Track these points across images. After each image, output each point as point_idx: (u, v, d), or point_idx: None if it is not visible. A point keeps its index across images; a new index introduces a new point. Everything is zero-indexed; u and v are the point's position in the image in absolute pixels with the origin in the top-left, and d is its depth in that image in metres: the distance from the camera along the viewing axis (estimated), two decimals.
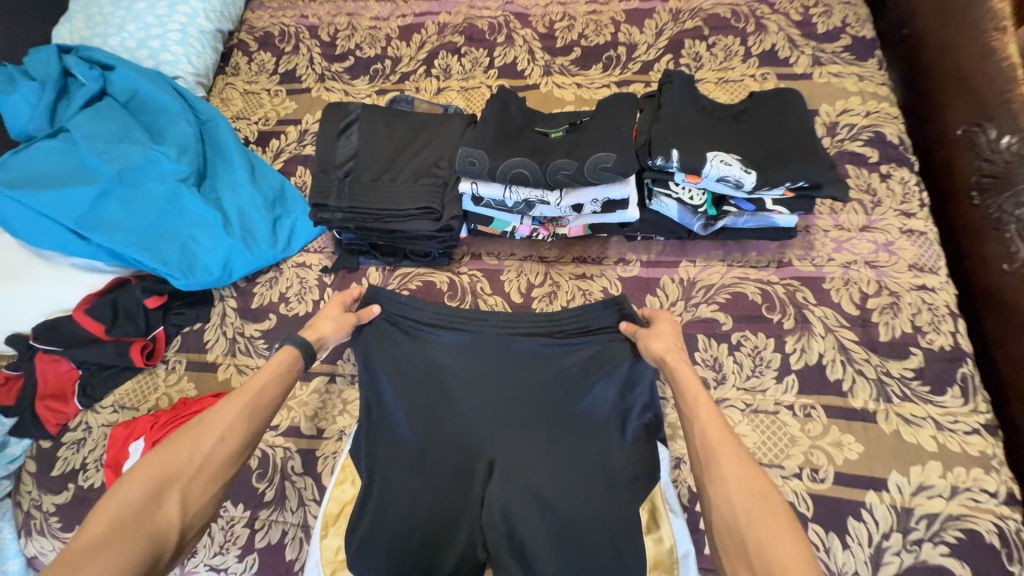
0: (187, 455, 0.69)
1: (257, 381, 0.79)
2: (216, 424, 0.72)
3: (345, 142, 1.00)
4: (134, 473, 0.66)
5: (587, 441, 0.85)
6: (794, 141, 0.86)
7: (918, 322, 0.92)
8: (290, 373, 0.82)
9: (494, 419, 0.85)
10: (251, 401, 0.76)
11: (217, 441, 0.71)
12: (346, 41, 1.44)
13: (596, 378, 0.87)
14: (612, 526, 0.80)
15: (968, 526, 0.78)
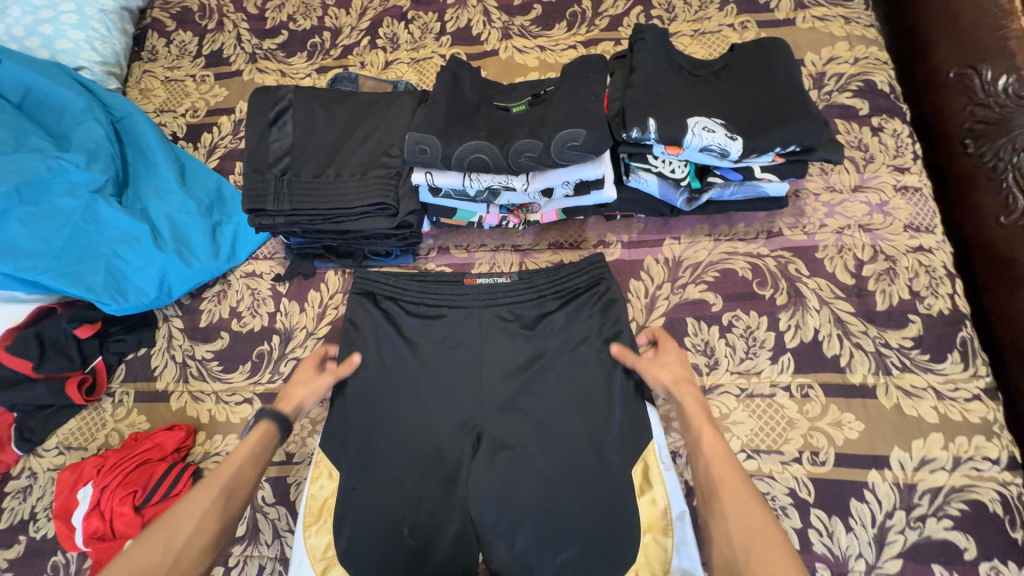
0: (162, 551, 0.65)
1: (228, 462, 0.74)
2: (188, 517, 0.68)
3: (279, 134, 0.88)
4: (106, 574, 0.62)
5: (571, 406, 0.87)
6: (783, 99, 0.76)
7: (916, 287, 0.87)
8: (265, 447, 0.78)
9: (477, 392, 0.88)
10: (224, 488, 0.72)
11: (189, 538, 0.67)
12: (276, 12, 1.27)
13: (574, 344, 0.89)
14: (600, 484, 0.81)
15: (972, 497, 0.76)
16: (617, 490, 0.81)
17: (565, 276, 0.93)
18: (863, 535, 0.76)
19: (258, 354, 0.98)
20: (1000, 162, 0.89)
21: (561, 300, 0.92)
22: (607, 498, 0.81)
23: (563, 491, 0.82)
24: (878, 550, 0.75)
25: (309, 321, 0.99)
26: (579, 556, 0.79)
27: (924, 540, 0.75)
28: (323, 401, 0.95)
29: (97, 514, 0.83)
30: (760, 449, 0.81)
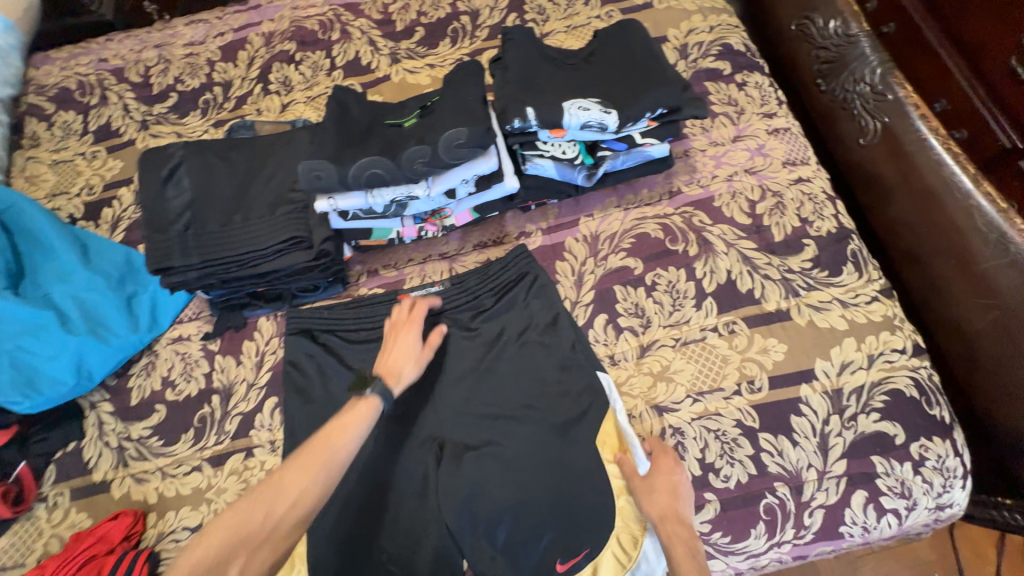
0: (258, 523, 0.62)
1: (333, 433, 0.70)
2: (282, 499, 0.64)
3: (175, 190, 0.86)
4: (206, 537, 0.61)
5: (525, 393, 0.88)
6: (644, 70, 0.84)
7: (804, 214, 0.95)
8: (369, 423, 0.73)
9: (432, 403, 0.89)
10: (321, 465, 0.67)
11: (288, 508, 0.64)
12: (162, 76, 1.26)
13: (513, 332, 0.92)
14: (568, 463, 0.82)
15: (891, 387, 0.84)
16: (585, 465, 0.82)
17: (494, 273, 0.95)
18: (808, 446, 0.81)
19: (199, 419, 0.93)
20: (848, 93, 1.05)
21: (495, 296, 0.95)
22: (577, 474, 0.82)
23: (534, 481, 0.82)
24: (823, 457, 0.81)
25: (247, 372, 0.95)
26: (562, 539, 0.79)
27: (860, 436, 0.81)
28: (276, 450, 0.90)
29: None
30: (703, 390, 0.86)
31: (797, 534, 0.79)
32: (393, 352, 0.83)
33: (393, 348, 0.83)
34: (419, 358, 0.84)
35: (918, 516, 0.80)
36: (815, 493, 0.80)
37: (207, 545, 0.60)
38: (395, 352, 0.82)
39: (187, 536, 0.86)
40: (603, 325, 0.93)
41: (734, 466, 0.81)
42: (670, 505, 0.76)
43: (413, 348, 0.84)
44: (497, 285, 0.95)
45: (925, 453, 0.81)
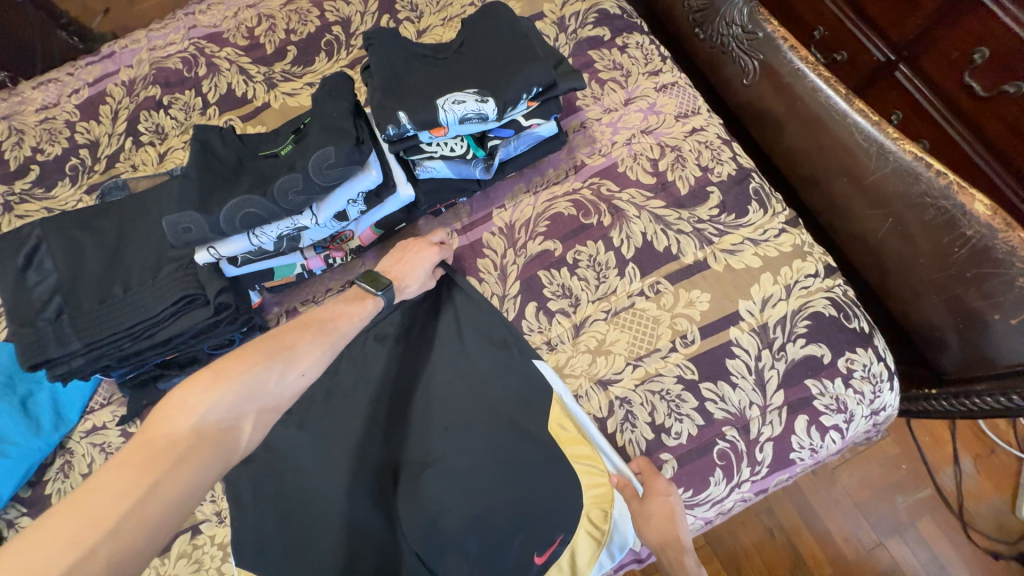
0: (272, 383, 0.62)
1: (338, 318, 0.73)
2: (305, 354, 0.66)
3: (39, 275, 0.78)
4: (213, 382, 0.58)
5: (470, 398, 0.85)
6: (512, 51, 0.82)
7: (703, 162, 0.97)
8: (368, 319, 0.76)
9: (381, 428, 0.86)
10: (335, 339, 0.70)
11: (298, 377, 0.65)
12: (17, 149, 1.14)
13: (448, 339, 0.90)
14: (524, 458, 0.81)
15: (811, 311, 0.87)
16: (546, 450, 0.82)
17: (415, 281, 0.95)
18: (746, 385, 0.84)
19: None
20: (724, 37, 1.07)
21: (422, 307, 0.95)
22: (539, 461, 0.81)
23: (496, 484, 0.79)
24: (761, 392, 0.83)
25: None
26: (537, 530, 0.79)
27: (792, 364, 0.84)
28: (224, 519, 0.85)
29: None
30: (641, 355, 0.87)
31: (753, 471, 0.82)
32: (409, 260, 0.86)
33: (410, 261, 0.86)
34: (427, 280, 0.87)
35: (857, 426, 0.85)
36: (761, 428, 0.82)
37: (214, 393, 0.58)
38: (410, 264, 0.86)
39: None
40: (535, 313, 0.92)
41: (682, 421, 0.83)
42: (671, 531, 0.79)
43: (423, 272, 0.87)
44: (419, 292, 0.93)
45: (852, 365, 0.85)
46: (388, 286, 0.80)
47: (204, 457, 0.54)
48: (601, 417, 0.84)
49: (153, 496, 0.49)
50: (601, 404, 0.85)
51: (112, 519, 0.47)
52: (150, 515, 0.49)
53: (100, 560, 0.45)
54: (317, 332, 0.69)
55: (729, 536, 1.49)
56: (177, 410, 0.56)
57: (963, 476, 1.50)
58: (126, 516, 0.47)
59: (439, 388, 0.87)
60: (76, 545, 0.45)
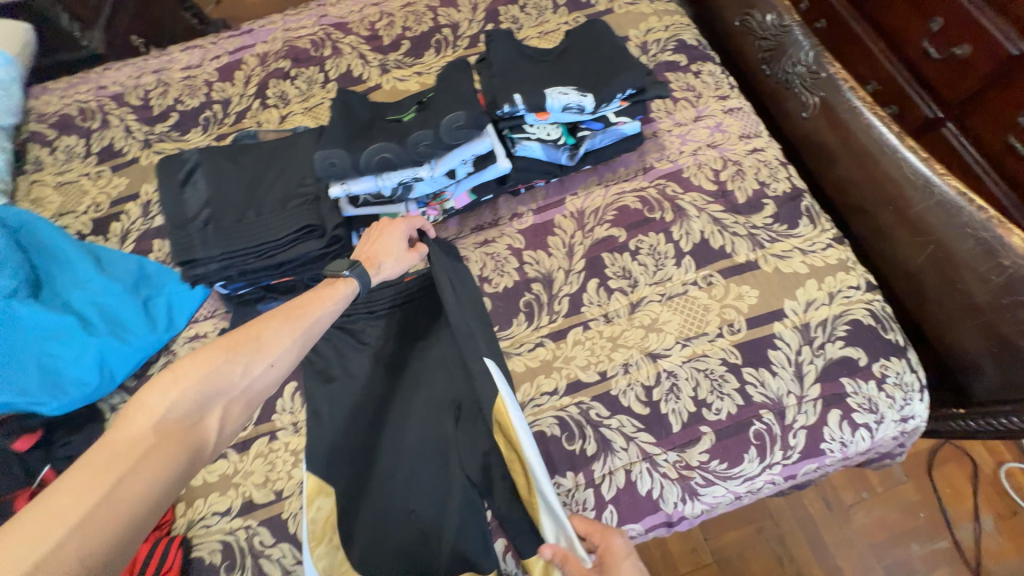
0: (239, 373, 0.62)
1: (308, 305, 0.73)
2: (274, 343, 0.67)
3: (193, 191, 0.93)
4: (173, 379, 0.57)
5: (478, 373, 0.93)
6: (610, 59, 0.96)
7: (762, 178, 1.08)
8: (343, 302, 0.78)
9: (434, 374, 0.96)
10: (306, 328, 0.71)
11: (269, 366, 0.65)
12: (162, 98, 1.33)
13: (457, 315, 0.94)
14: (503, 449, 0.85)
15: (850, 317, 0.95)
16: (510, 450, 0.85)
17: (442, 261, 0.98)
18: (786, 374, 0.91)
19: None
20: (788, 75, 1.20)
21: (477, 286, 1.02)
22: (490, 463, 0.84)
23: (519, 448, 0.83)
24: (800, 382, 0.91)
25: None
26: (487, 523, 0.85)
27: (830, 362, 0.92)
28: (299, 430, 0.95)
29: None
30: (690, 336, 0.96)
31: (785, 455, 0.89)
32: (379, 240, 0.87)
33: (382, 240, 0.87)
34: (401, 256, 0.87)
35: (887, 429, 0.91)
36: (796, 416, 0.89)
37: (175, 389, 0.56)
38: (381, 241, 0.87)
39: (216, 520, 0.88)
40: (596, 288, 1.02)
41: (723, 399, 0.91)
42: None
43: (398, 246, 0.88)
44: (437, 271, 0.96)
45: (886, 371, 0.92)
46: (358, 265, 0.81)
47: (172, 450, 0.52)
48: (647, 384, 0.93)
49: (120, 490, 0.47)
50: (648, 373, 0.94)
51: (73, 518, 0.44)
52: (120, 509, 0.46)
53: (70, 555, 0.42)
54: (286, 322, 0.70)
55: (738, 558, 1.49)
56: (137, 409, 0.53)
57: (983, 532, 1.50)
58: (89, 513, 0.45)
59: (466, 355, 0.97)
60: (37, 544, 0.42)
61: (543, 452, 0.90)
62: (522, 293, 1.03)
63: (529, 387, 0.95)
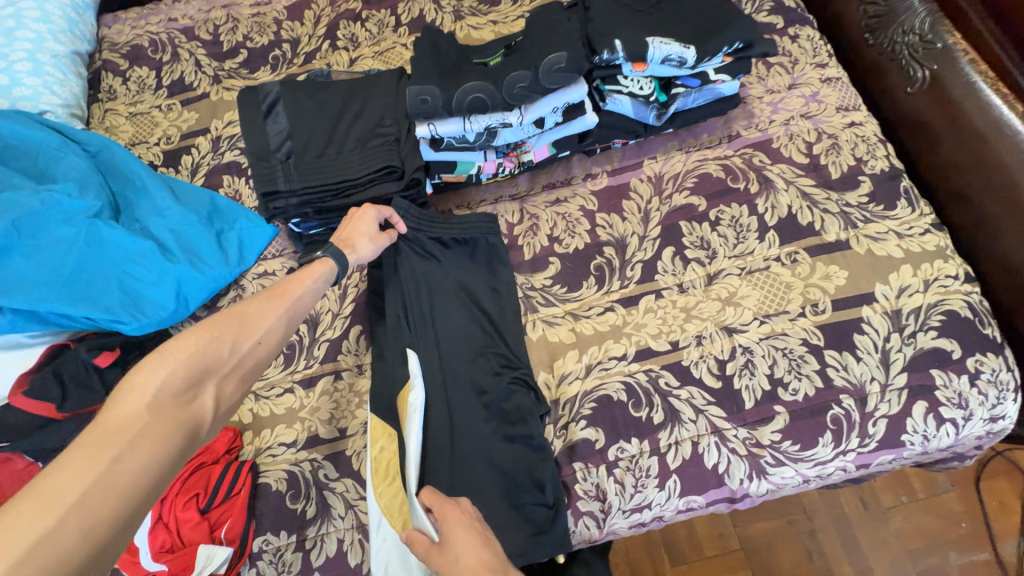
0: (228, 351, 0.66)
1: (288, 285, 0.77)
2: (259, 322, 0.71)
3: (274, 123, 0.93)
4: (162, 359, 0.60)
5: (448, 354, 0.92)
6: (713, 10, 0.90)
7: (859, 154, 1.01)
8: (324, 280, 0.81)
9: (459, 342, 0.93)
10: (290, 306, 0.76)
11: (256, 344, 0.70)
12: (231, 34, 1.31)
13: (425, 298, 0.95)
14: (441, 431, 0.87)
15: (946, 308, 0.89)
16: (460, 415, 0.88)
17: (467, 241, 1.00)
18: (870, 360, 0.87)
19: (289, 345, 0.99)
20: (896, 44, 1.10)
21: (509, 265, 0.99)
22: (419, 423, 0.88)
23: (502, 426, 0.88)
24: (885, 370, 0.87)
25: (332, 304, 1.02)
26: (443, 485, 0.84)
27: (920, 352, 0.87)
28: (363, 372, 0.96)
29: (162, 528, 0.82)
30: (769, 313, 0.92)
31: (862, 443, 0.85)
32: (352, 225, 0.88)
33: (354, 224, 0.89)
34: (377, 238, 0.89)
35: (974, 427, 0.86)
36: (878, 404, 0.85)
37: (167, 370, 0.60)
38: (355, 226, 0.88)
39: (284, 451, 0.91)
40: (671, 257, 0.98)
41: (802, 380, 0.87)
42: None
43: (371, 227, 0.88)
44: (438, 247, 0.98)
45: (981, 367, 0.86)
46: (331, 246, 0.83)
47: (169, 426, 0.56)
48: (721, 358, 0.90)
49: (121, 465, 0.50)
50: (721, 347, 0.90)
51: (77, 491, 0.47)
52: (117, 485, 0.49)
53: (77, 523, 0.46)
54: (270, 302, 0.74)
55: (766, 549, 1.32)
56: (132, 390, 0.57)
57: None
58: (93, 485, 0.48)
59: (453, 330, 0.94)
60: (41, 517, 0.45)
61: (607, 416, 0.88)
62: (593, 256, 1.00)
63: (596, 351, 0.93)
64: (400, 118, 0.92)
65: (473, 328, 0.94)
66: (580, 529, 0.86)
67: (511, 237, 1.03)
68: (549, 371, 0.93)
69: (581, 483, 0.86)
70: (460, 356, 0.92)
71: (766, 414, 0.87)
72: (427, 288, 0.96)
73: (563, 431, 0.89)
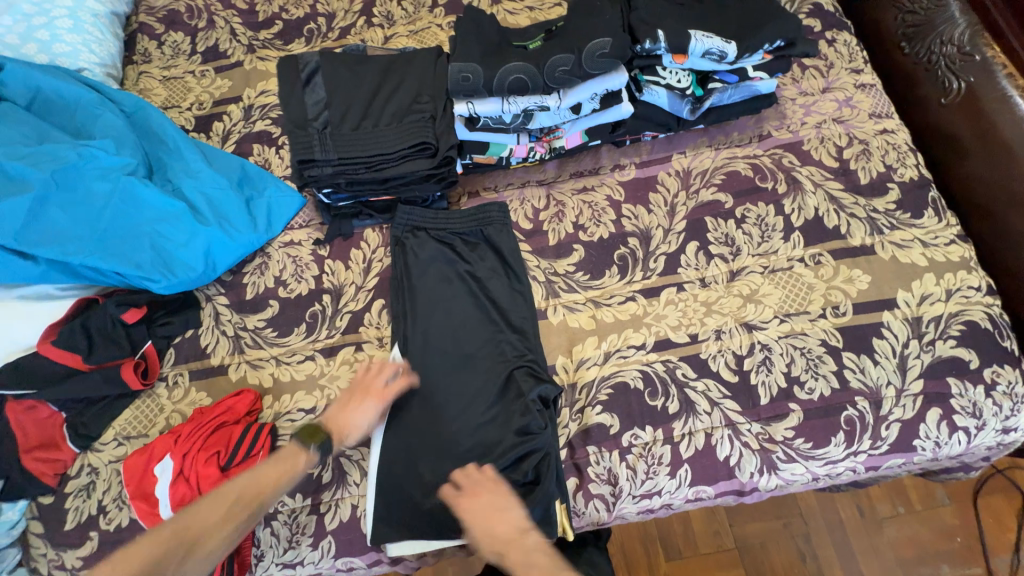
0: (180, 559, 0.67)
1: (259, 484, 0.76)
2: (215, 528, 0.71)
3: (313, 93, 0.95)
4: (116, 565, 0.65)
5: (447, 346, 0.93)
6: (755, 5, 0.90)
7: (888, 162, 1.01)
8: (293, 480, 0.79)
9: (462, 333, 0.94)
10: (249, 511, 0.74)
11: (207, 553, 0.69)
12: (267, 5, 1.30)
13: (426, 290, 0.97)
14: (431, 419, 0.89)
15: (967, 318, 0.90)
16: (458, 402, 0.89)
17: (478, 236, 1.02)
18: (888, 365, 0.88)
19: (311, 314, 0.99)
20: (933, 54, 1.09)
21: (519, 258, 1.00)
22: (418, 410, 0.90)
23: (505, 417, 0.88)
24: (902, 376, 0.87)
25: (356, 277, 1.01)
26: (445, 470, 0.86)
27: (938, 360, 0.88)
28: (384, 345, 0.96)
29: (183, 481, 0.85)
30: (790, 312, 0.92)
31: (874, 445, 0.86)
32: (346, 416, 0.86)
33: (351, 403, 0.86)
34: (369, 425, 0.87)
35: (985, 437, 0.86)
36: (893, 408, 0.86)
37: None
38: (353, 412, 0.86)
39: (303, 416, 0.93)
40: (695, 251, 0.98)
41: (818, 380, 0.88)
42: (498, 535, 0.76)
43: (371, 421, 0.86)
44: (444, 243, 1.00)
45: (997, 379, 0.87)
46: (324, 442, 0.82)
47: None
48: (739, 353, 0.90)
49: None
50: (739, 343, 0.91)
51: None
52: None
53: None
54: (234, 501, 0.74)
55: (760, 549, 1.33)
56: None
57: None
58: None
59: (453, 322, 0.95)
60: None
61: (623, 402, 0.90)
62: (617, 246, 1.00)
63: (616, 339, 0.94)
64: (437, 97, 0.93)
65: (475, 316, 0.95)
66: (589, 511, 0.87)
67: (536, 222, 1.03)
68: (567, 356, 0.94)
69: (594, 466, 0.88)
70: (462, 346, 0.93)
71: (781, 411, 0.88)
72: (430, 280, 0.98)
73: (579, 414, 0.91)
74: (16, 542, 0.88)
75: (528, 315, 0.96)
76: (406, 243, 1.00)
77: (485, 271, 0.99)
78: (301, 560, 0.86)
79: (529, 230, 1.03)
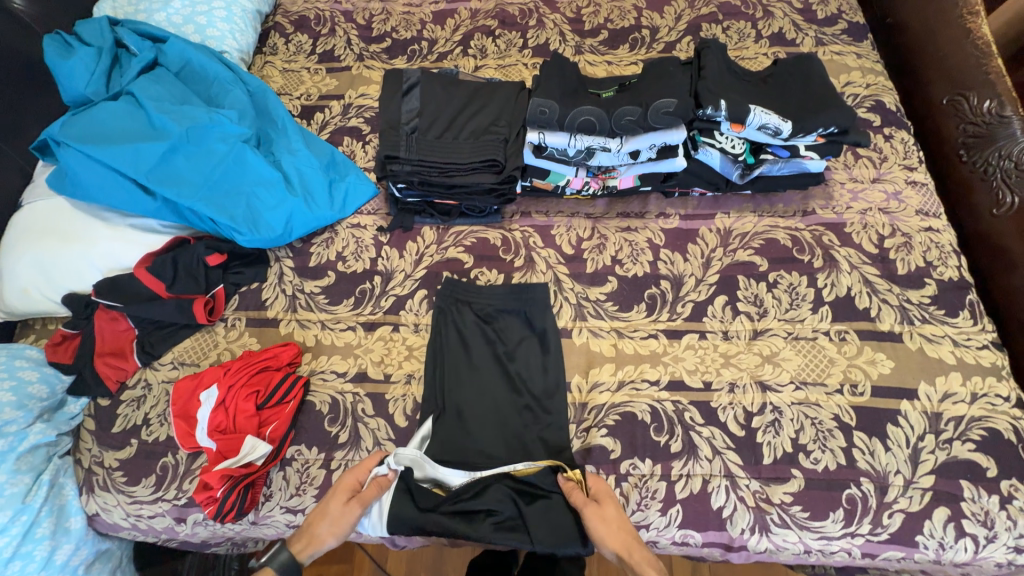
0: None
1: None
2: None
3: (408, 102, 1.09)
4: None
5: (473, 419, 0.96)
6: (815, 93, 0.98)
7: (929, 258, 1.04)
8: None
9: (489, 408, 0.97)
10: None
11: None
12: (382, 24, 1.50)
13: (462, 361, 1.01)
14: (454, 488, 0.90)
15: (989, 425, 0.89)
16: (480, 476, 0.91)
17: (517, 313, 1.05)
18: (899, 454, 0.88)
19: (361, 290, 1.10)
20: (990, 166, 1.12)
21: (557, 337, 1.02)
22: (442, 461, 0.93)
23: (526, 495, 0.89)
24: (912, 467, 0.87)
25: (406, 265, 1.12)
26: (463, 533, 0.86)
27: (953, 459, 0.87)
28: (418, 331, 1.05)
29: (221, 411, 0.94)
30: (807, 381, 0.95)
31: (873, 530, 0.85)
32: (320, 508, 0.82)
33: (324, 500, 0.83)
34: (342, 512, 0.81)
35: (996, 551, 0.84)
36: (898, 497, 0.86)
37: None
38: (321, 506, 0.82)
39: (333, 378, 1.02)
40: (722, 305, 1.03)
41: (825, 452, 0.89)
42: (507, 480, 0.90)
43: (335, 505, 0.82)
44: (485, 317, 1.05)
45: (1014, 493, 0.85)
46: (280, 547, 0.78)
47: None
48: (749, 409, 0.93)
49: None
50: (751, 400, 0.94)
51: None
52: None
53: None
54: None
55: None
56: None
57: None
58: None
59: (482, 397, 0.98)
60: None
61: (628, 431, 0.94)
62: (649, 285, 1.07)
63: (632, 370, 0.98)
64: (513, 124, 1.05)
65: (503, 392, 0.98)
66: None
67: (577, 249, 1.11)
68: (583, 377, 0.99)
69: None
70: (490, 421, 0.96)
71: (782, 475, 0.89)
72: (467, 353, 1.01)
73: (584, 433, 0.95)
74: (70, 433, 1.00)
75: (555, 381, 0.98)
76: (451, 313, 1.05)
77: (515, 340, 1.03)
78: (303, 508, 0.93)
79: (570, 255, 1.11)
